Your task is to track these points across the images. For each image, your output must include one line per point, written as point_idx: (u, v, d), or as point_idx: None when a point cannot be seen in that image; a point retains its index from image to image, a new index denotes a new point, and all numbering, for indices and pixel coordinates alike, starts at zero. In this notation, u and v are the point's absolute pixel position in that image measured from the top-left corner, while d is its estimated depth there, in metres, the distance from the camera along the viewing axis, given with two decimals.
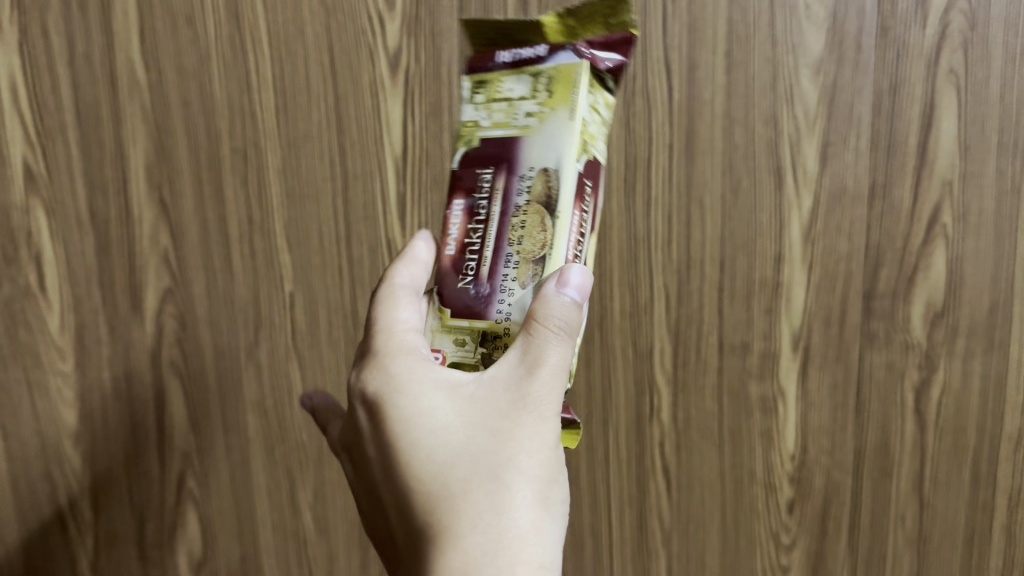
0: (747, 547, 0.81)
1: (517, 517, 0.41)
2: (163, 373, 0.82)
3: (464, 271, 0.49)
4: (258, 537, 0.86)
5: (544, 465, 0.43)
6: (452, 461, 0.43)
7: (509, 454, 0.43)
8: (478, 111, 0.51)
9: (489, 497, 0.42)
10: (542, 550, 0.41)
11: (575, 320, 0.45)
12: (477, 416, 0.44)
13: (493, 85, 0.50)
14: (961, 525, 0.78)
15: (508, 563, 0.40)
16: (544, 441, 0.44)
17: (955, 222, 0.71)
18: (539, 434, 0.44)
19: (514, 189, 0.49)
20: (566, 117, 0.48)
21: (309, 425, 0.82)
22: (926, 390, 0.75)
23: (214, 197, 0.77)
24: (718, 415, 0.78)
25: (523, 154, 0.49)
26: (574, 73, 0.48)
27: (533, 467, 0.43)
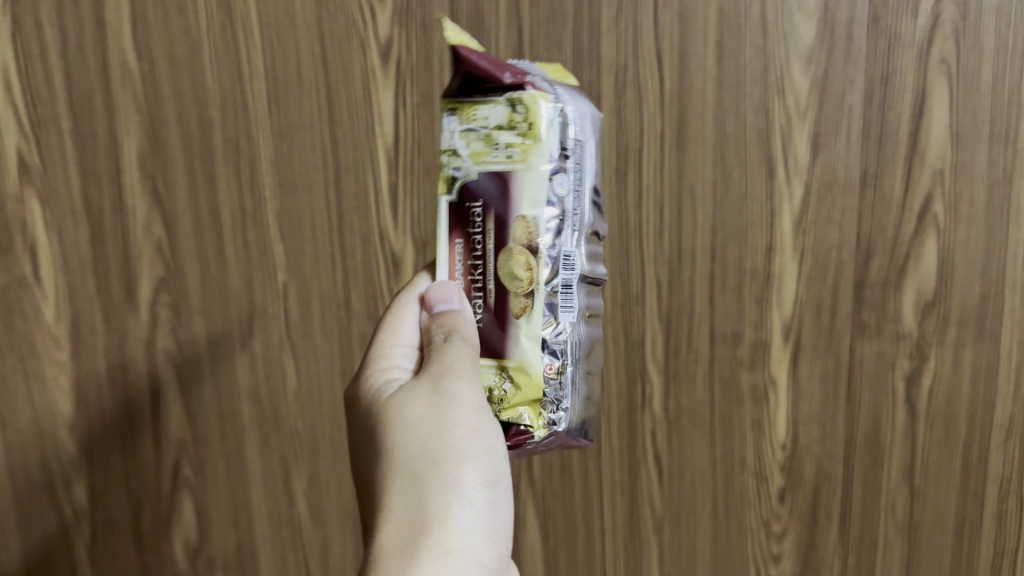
0: (738, 534, 0.81)
1: (421, 506, 0.45)
2: (158, 363, 0.82)
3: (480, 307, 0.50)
4: (254, 525, 0.87)
5: (452, 455, 0.46)
6: (381, 455, 0.48)
7: (418, 447, 0.46)
8: None
9: (401, 488, 0.46)
10: (442, 534, 0.45)
11: (467, 328, 0.48)
12: (398, 413, 0.48)
13: None
14: (952, 515, 0.78)
15: (406, 545, 0.45)
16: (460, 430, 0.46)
17: (946, 212, 0.71)
18: (455, 421, 0.46)
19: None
20: None
21: (303, 414, 0.82)
22: (916, 379, 0.75)
23: (207, 188, 0.77)
24: (709, 404, 0.78)
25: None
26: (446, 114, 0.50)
27: (441, 458, 0.46)
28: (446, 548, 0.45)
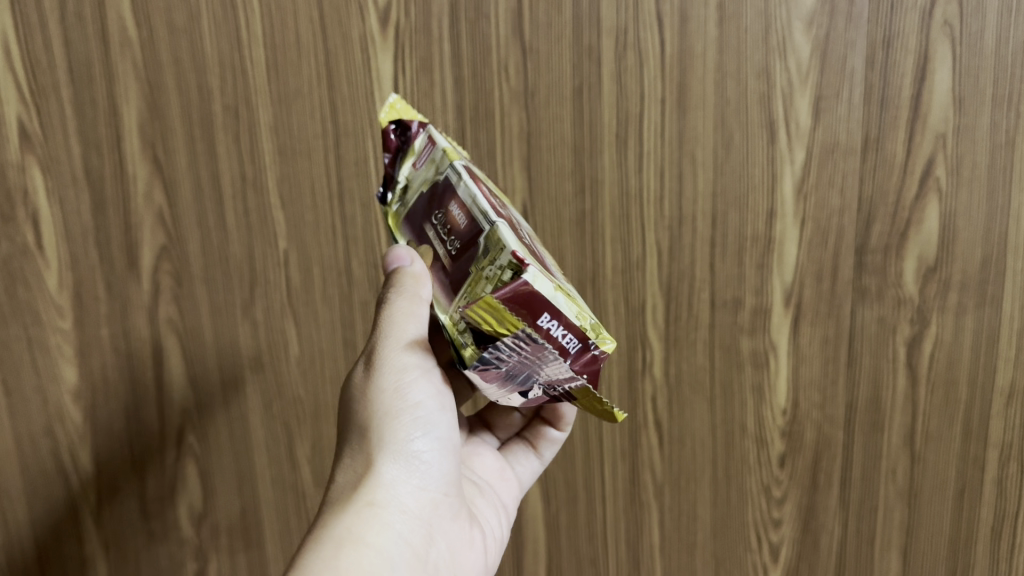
0: (738, 499, 0.82)
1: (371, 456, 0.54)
2: (161, 330, 0.83)
3: None
4: (258, 491, 0.87)
5: (400, 407, 0.54)
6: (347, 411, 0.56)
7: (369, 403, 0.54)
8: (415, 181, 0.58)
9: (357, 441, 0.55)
10: (382, 484, 0.53)
11: (405, 283, 0.55)
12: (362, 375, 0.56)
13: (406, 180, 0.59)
14: (952, 480, 0.78)
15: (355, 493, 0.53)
16: (390, 391, 0.54)
17: (948, 176, 0.71)
18: (401, 383, 0.54)
19: (510, 214, 0.59)
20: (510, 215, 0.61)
21: (305, 380, 0.83)
22: (917, 344, 0.75)
23: (208, 155, 0.78)
24: (710, 369, 0.78)
25: (500, 200, 0.60)
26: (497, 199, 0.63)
27: (388, 410, 0.54)
28: (369, 500, 0.52)
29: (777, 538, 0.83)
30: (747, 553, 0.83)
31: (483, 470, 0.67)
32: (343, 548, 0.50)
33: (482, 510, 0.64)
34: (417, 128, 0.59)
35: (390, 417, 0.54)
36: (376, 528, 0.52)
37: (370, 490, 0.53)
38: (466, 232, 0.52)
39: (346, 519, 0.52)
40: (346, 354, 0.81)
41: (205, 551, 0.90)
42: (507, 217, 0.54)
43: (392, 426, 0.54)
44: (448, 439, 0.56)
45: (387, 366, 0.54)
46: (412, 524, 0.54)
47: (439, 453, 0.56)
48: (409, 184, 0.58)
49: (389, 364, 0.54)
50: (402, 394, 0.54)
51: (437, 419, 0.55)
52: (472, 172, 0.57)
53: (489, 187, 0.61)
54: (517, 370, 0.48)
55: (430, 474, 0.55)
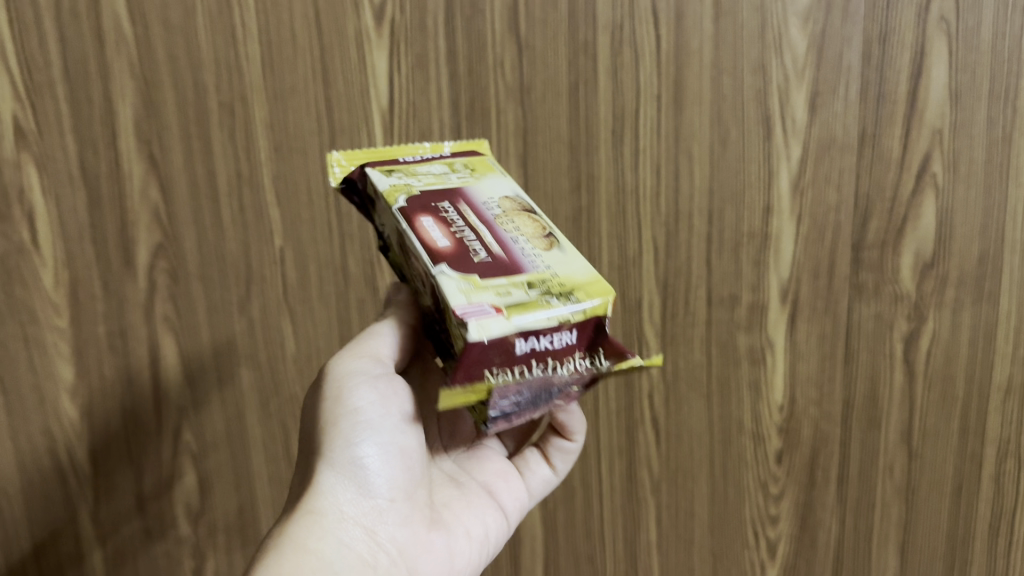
0: (736, 496, 0.82)
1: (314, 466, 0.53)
2: (157, 328, 0.83)
3: (472, 249, 0.51)
4: (255, 489, 0.88)
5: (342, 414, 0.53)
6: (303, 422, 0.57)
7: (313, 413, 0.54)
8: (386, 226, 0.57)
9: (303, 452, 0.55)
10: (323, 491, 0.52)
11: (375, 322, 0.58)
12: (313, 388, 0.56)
13: (382, 225, 0.59)
14: (949, 476, 0.78)
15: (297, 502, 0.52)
16: (332, 399, 0.54)
17: (944, 172, 0.70)
18: (343, 390, 0.54)
19: (482, 209, 0.55)
20: (500, 179, 0.59)
21: (302, 378, 0.83)
22: (914, 340, 0.75)
23: (204, 153, 0.77)
24: (706, 366, 0.78)
25: (471, 193, 0.56)
26: (486, 166, 0.61)
27: (328, 418, 0.53)
28: (311, 508, 0.52)
29: (774, 535, 0.82)
30: (744, 549, 0.83)
31: (482, 471, 0.65)
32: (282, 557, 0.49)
33: (456, 511, 0.61)
34: (362, 171, 0.58)
35: (332, 424, 0.53)
36: (315, 538, 0.51)
37: (309, 498, 0.52)
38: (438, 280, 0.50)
39: (287, 529, 0.51)
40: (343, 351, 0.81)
41: (202, 548, 0.90)
42: (466, 239, 0.51)
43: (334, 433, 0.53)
44: (397, 444, 0.55)
45: (333, 377, 0.54)
46: (357, 531, 0.53)
47: (388, 460, 0.55)
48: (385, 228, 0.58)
49: (334, 374, 0.54)
50: (344, 401, 0.54)
51: (382, 425, 0.54)
52: (425, 198, 0.54)
53: (459, 185, 0.57)
54: (535, 398, 0.49)
55: (377, 481, 0.54)
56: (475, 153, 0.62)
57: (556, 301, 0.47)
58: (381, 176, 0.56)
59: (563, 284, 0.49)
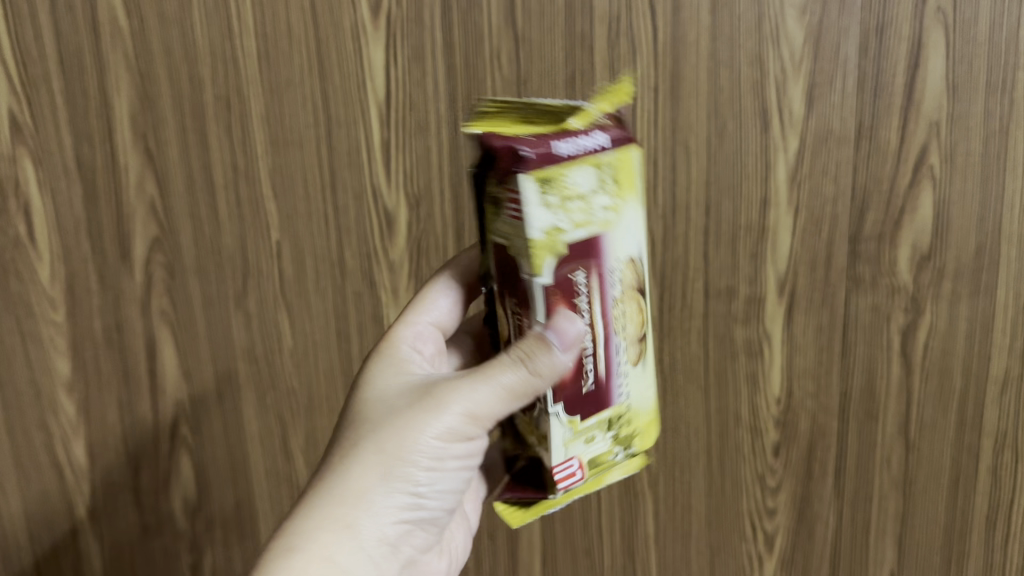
0: (733, 488, 0.82)
1: (371, 480, 0.50)
2: (154, 322, 0.83)
3: (587, 373, 0.49)
4: (252, 484, 0.87)
5: (421, 450, 0.50)
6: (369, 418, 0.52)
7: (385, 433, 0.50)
8: (504, 231, 0.48)
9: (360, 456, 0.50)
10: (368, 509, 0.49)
11: (543, 369, 0.47)
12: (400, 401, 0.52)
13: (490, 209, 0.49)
14: (947, 468, 0.78)
15: (337, 506, 0.49)
16: (421, 434, 0.50)
17: (942, 163, 0.70)
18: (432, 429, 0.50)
19: (610, 284, 0.48)
20: (637, 207, 0.49)
21: (299, 372, 0.83)
22: (911, 332, 0.75)
23: (200, 146, 0.77)
24: (703, 359, 0.78)
25: (608, 250, 0.48)
26: (632, 170, 0.49)
27: (404, 449, 0.50)
28: (349, 521, 0.49)
29: (771, 527, 0.83)
30: (742, 542, 0.83)
31: None
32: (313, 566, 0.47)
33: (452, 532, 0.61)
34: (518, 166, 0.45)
35: (407, 456, 0.50)
36: (346, 553, 0.48)
37: (355, 511, 0.49)
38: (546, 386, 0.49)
39: (320, 533, 0.48)
40: (340, 345, 0.81)
41: (199, 544, 0.89)
42: (585, 361, 0.49)
43: (406, 464, 0.50)
44: (451, 488, 0.53)
45: (436, 413, 0.50)
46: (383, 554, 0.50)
47: (436, 500, 0.52)
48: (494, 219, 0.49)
49: (436, 413, 0.50)
50: (430, 442, 0.50)
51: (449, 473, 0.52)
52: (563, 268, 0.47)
53: (602, 225, 0.47)
54: None
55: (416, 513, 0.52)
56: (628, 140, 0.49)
57: (619, 457, 0.52)
58: (530, 208, 0.45)
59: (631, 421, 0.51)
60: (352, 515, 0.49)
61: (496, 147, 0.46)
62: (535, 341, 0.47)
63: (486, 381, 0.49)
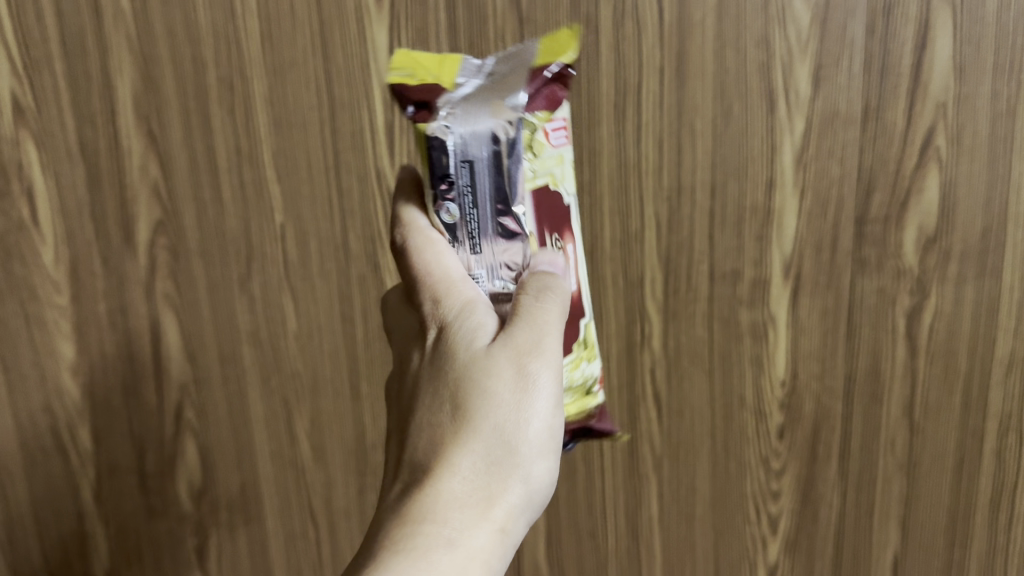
0: (737, 470, 0.82)
1: (501, 476, 0.47)
2: (158, 305, 0.82)
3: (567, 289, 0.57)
4: (257, 466, 0.87)
5: (541, 432, 0.48)
6: (475, 405, 0.48)
7: (506, 421, 0.47)
8: (547, 159, 0.51)
9: (483, 453, 0.47)
10: (505, 507, 0.47)
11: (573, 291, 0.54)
12: (501, 379, 0.48)
13: (535, 144, 0.50)
14: (951, 451, 0.78)
15: (477, 512, 0.47)
16: (530, 415, 0.48)
17: (949, 145, 0.70)
18: (541, 407, 0.48)
19: None
20: None
21: (304, 355, 0.82)
22: (916, 315, 0.75)
23: (202, 128, 0.77)
24: (708, 341, 0.78)
25: None
26: None
27: (530, 437, 0.48)
28: (500, 525, 0.47)
29: (775, 510, 0.83)
30: (746, 524, 0.84)
31: None
32: None
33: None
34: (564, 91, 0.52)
35: (524, 446, 0.47)
36: (496, 556, 0.47)
37: (498, 513, 0.47)
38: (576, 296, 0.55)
39: (470, 540, 0.46)
40: (345, 330, 0.81)
41: (205, 527, 0.90)
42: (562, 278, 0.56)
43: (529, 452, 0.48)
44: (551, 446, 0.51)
45: (537, 385, 0.48)
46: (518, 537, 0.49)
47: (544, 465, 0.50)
48: (540, 152, 0.50)
49: (540, 385, 0.48)
50: (534, 427, 0.48)
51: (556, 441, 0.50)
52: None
53: None
54: None
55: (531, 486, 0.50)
56: None
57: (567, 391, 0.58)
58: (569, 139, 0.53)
59: None
60: (477, 518, 0.47)
61: (563, 75, 0.51)
62: (558, 296, 0.49)
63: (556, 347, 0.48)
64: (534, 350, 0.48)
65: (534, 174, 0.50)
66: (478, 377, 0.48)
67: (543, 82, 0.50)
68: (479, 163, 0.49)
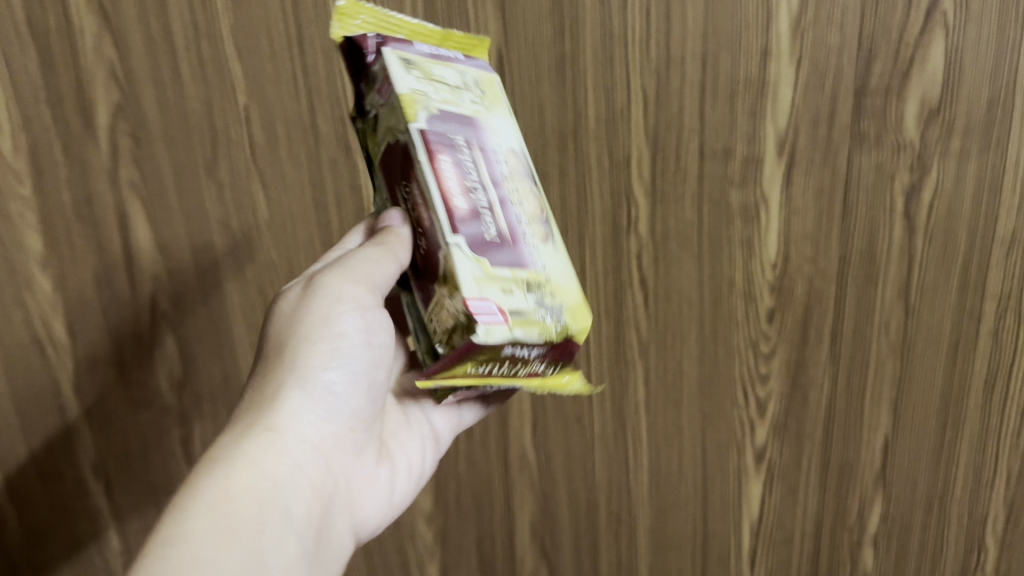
0: (725, 354, 0.80)
1: (288, 382, 0.54)
2: (124, 194, 0.79)
3: (484, 224, 0.52)
4: (238, 357, 0.86)
5: (326, 342, 0.54)
6: (281, 327, 0.56)
7: (296, 332, 0.55)
8: (381, 126, 0.55)
9: (276, 362, 0.55)
10: (290, 409, 0.54)
11: (399, 251, 0.53)
12: (299, 308, 0.56)
13: (370, 125, 0.56)
14: (946, 334, 0.76)
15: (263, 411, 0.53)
16: (319, 319, 0.55)
17: (956, 8, 0.65)
18: (329, 318, 0.55)
19: (491, 160, 0.55)
20: (505, 115, 0.59)
21: (277, 245, 0.80)
22: (916, 192, 0.71)
23: (156, 3, 0.72)
24: (697, 224, 0.75)
25: (485, 133, 0.56)
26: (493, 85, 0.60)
27: (316, 343, 0.54)
28: (270, 425, 0.53)
29: (764, 394, 0.81)
30: (733, 408, 0.82)
31: (406, 448, 0.63)
32: (231, 475, 0.50)
33: (402, 442, 0.63)
34: (371, 49, 0.54)
35: (310, 342, 0.54)
36: (268, 453, 0.52)
37: (274, 414, 0.53)
38: (431, 234, 0.52)
39: (245, 443, 0.52)
40: (319, 216, 0.78)
41: (189, 418, 0.89)
42: (480, 207, 0.52)
43: (309, 357, 0.54)
44: (363, 375, 0.56)
45: (330, 300, 0.55)
46: (310, 453, 0.54)
47: (352, 387, 0.56)
48: (376, 123, 0.56)
49: (328, 297, 0.55)
50: (331, 323, 0.55)
51: (359, 355, 0.55)
52: (440, 121, 0.53)
53: (471, 113, 0.56)
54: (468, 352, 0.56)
55: (335, 406, 0.56)
56: (484, 66, 0.61)
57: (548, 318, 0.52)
58: (395, 76, 0.53)
59: (553, 292, 0.54)
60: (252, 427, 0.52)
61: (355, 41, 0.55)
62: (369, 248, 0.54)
63: (350, 270, 0.55)
64: (326, 281, 0.56)
65: (377, 145, 0.56)
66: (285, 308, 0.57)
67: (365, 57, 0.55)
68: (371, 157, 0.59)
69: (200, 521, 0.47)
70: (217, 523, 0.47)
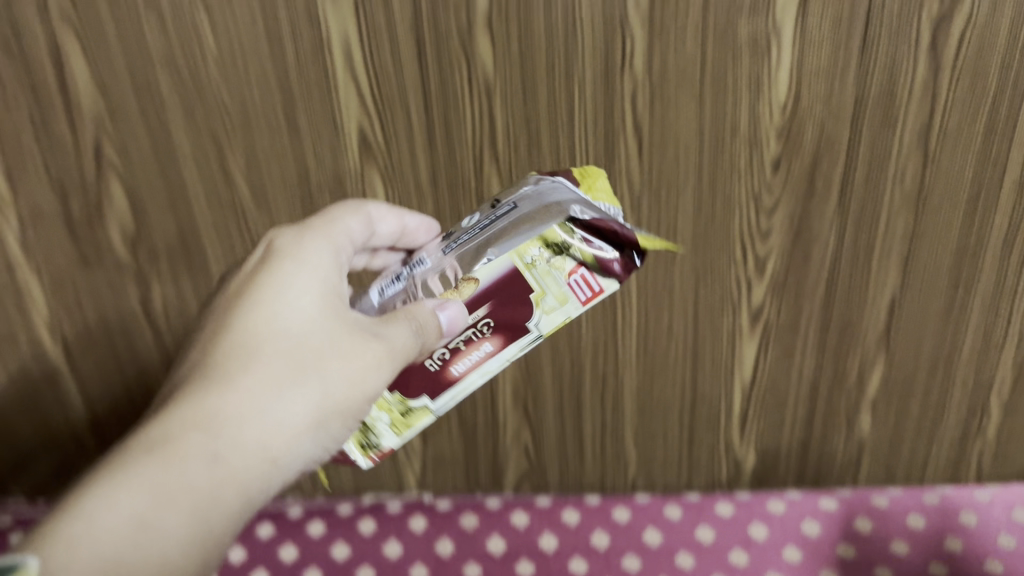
0: (724, 207, 0.73)
1: (301, 405, 0.45)
2: (54, 24, 0.68)
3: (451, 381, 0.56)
4: (193, 210, 0.78)
5: (351, 393, 0.47)
6: (301, 327, 0.47)
7: (329, 364, 0.46)
8: (540, 266, 0.52)
9: (289, 369, 0.45)
10: (290, 434, 0.45)
11: (432, 328, 0.51)
12: (338, 335, 0.48)
13: (565, 258, 0.52)
14: (966, 185, 0.70)
15: (263, 421, 0.44)
16: (354, 368, 0.47)
17: None
18: (367, 372, 0.48)
19: None
20: None
21: (228, 84, 0.70)
22: (946, 22, 0.63)
23: None
24: (699, 60, 0.66)
25: None
26: None
27: (339, 387, 0.47)
28: (275, 457, 0.44)
29: (763, 250, 0.75)
30: (730, 266, 0.76)
31: None
32: (214, 491, 0.41)
33: None
34: (615, 266, 0.53)
35: (332, 390, 0.46)
36: (258, 487, 0.43)
37: (281, 447, 0.44)
38: (449, 380, 0.54)
39: (239, 456, 0.42)
40: (273, 50, 0.68)
41: (145, 274, 0.82)
42: None
43: (331, 402, 0.46)
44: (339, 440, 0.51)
45: (373, 364, 0.48)
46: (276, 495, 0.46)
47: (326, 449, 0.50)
48: (558, 263, 0.52)
49: (372, 354, 0.48)
50: (361, 377, 0.47)
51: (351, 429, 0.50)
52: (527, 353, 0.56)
53: None
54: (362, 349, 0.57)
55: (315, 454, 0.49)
56: None
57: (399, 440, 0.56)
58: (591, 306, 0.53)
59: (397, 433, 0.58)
60: (257, 446, 0.43)
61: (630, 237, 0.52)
62: (431, 318, 0.51)
63: (402, 343, 0.49)
64: (373, 330, 0.49)
65: (535, 262, 0.52)
66: (310, 314, 0.48)
67: (618, 271, 0.53)
68: (512, 210, 0.54)
69: (162, 557, 0.38)
70: (181, 541, 0.39)
